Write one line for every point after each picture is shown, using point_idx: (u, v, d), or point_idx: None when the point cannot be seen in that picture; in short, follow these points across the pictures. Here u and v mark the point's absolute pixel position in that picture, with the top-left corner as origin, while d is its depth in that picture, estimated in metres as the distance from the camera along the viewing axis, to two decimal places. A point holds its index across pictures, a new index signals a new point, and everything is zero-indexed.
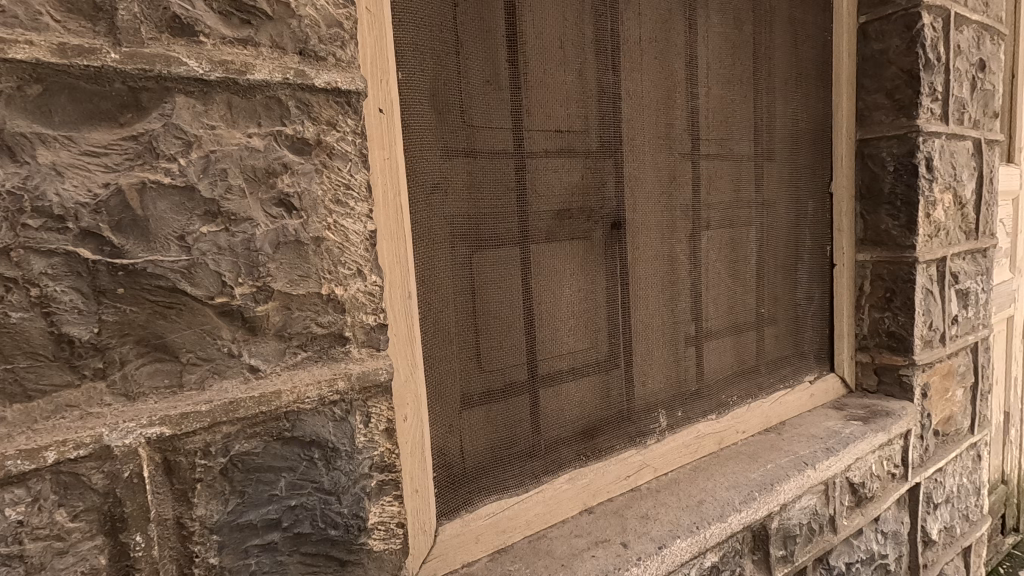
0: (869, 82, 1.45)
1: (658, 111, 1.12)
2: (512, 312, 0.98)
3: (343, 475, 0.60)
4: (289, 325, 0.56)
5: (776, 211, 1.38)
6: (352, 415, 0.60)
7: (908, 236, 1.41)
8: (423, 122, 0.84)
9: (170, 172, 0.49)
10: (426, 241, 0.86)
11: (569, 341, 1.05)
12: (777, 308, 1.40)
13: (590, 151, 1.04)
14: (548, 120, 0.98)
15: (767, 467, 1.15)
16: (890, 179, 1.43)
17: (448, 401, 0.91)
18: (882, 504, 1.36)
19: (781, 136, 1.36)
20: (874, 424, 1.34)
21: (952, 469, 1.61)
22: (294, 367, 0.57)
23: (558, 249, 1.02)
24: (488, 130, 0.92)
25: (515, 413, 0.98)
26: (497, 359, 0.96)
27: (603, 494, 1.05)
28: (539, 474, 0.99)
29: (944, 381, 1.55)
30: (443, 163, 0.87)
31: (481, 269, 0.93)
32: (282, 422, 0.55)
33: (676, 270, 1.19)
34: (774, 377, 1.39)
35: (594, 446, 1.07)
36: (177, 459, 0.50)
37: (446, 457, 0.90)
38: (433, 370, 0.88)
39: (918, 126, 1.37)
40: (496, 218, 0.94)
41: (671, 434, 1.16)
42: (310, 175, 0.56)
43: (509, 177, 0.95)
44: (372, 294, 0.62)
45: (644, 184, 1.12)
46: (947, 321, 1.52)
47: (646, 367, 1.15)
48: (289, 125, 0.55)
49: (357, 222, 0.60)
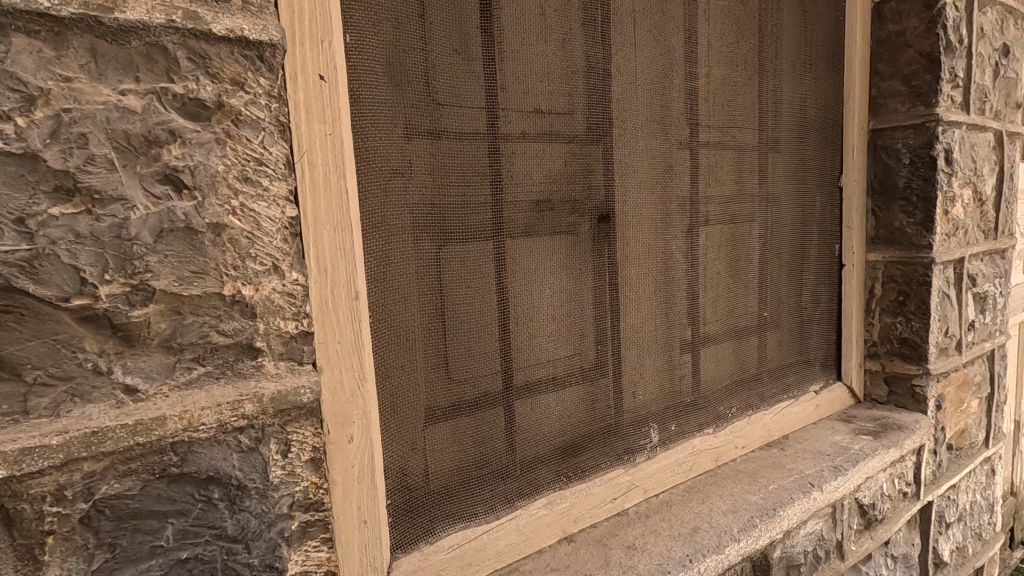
0: (884, 66, 1.34)
1: (652, 91, 1.01)
2: (484, 315, 0.86)
3: (254, 518, 0.49)
4: (180, 334, 0.45)
5: (781, 207, 1.26)
6: (265, 444, 0.49)
7: (924, 235, 1.30)
8: (377, 95, 0.72)
9: (2, 134, 0.37)
10: (382, 233, 0.75)
11: (550, 347, 0.94)
12: (781, 311, 1.28)
13: (576, 135, 0.92)
14: (526, 97, 0.87)
15: (770, 488, 1.04)
16: (905, 172, 1.32)
17: (408, 417, 0.79)
18: (893, 526, 1.25)
19: (788, 125, 1.25)
20: (885, 439, 1.23)
21: (965, 485, 1.50)
22: (188, 386, 0.46)
23: (537, 245, 0.91)
24: (456, 107, 0.80)
25: (487, 429, 0.87)
26: (467, 369, 0.85)
27: (586, 520, 0.93)
28: (513, 497, 0.88)
29: (959, 392, 1.44)
30: (403, 143, 0.76)
31: (448, 266, 0.82)
32: (167, 456, 0.44)
33: (671, 269, 1.08)
34: (777, 386, 1.27)
35: (576, 465, 0.96)
36: (18, 507, 0.39)
37: (406, 481, 0.79)
38: (390, 383, 0.77)
39: (937, 114, 1.25)
40: (466, 208, 0.83)
41: (663, 451, 1.05)
42: (207, 145, 0.45)
43: (480, 162, 0.83)
44: (293, 296, 0.50)
45: (636, 173, 1.00)
46: (963, 326, 1.41)
47: (636, 376, 1.04)
48: (179, 82, 0.44)
49: (271, 206, 0.49)
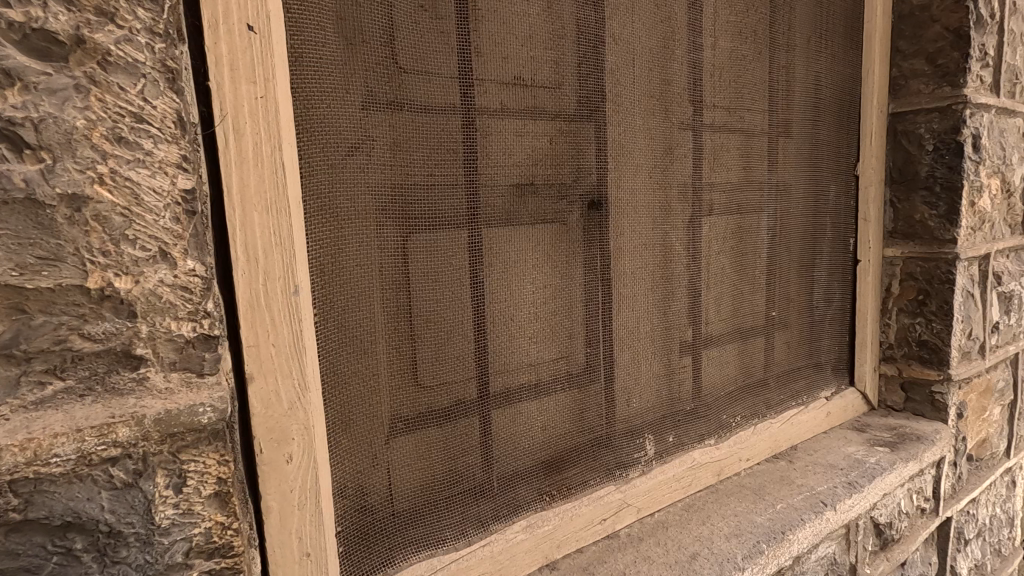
0: (905, 44, 1.23)
1: (652, 63, 0.90)
2: (456, 313, 0.76)
3: (133, 572, 0.38)
4: (26, 338, 0.35)
5: (793, 196, 1.15)
6: (149, 478, 0.39)
7: (947, 229, 1.19)
8: (326, 54, 0.62)
9: None
10: (333, 217, 0.64)
11: (533, 349, 0.84)
12: (790, 311, 1.18)
13: (564, 110, 0.81)
14: (505, 65, 0.76)
15: (777, 508, 0.94)
16: (927, 160, 1.21)
17: (365, 430, 0.69)
18: (910, 546, 1.15)
19: (801, 107, 1.14)
20: (903, 451, 1.13)
21: (985, 499, 1.40)
22: (38, 406, 0.36)
23: (517, 234, 0.80)
24: (423, 73, 0.69)
25: (459, 442, 0.77)
26: (436, 374, 0.75)
27: (571, 545, 0.83)
28: (487, 520, 0.78)
29: (980, 399, 1.33)
30: (360, 112, 0.65)
31: (414, 258, 0.71)
32: (4, 500, 0.34)
33: (670, 263, 0.97)
34: (785, 392, 1.17)
35: (562, 482, 0.85)
36: None
37: (364, 501, 0.69)
38: (344, 391, 0.67)
39: (965, 96, 1.14)
40: (435, 190, 0.72)
41: (659, 465, 0.95)
42: (61, 93, 0.35)
43: (452, 138, 0.73)
44: (188, 291, 0.40)
45: (632, 156, 0.90)
46: (987, 328, 1.30)
47: (631, 382, 0.93)
48: (18, 7, 0.33)
49: (155, 176, 0.38)
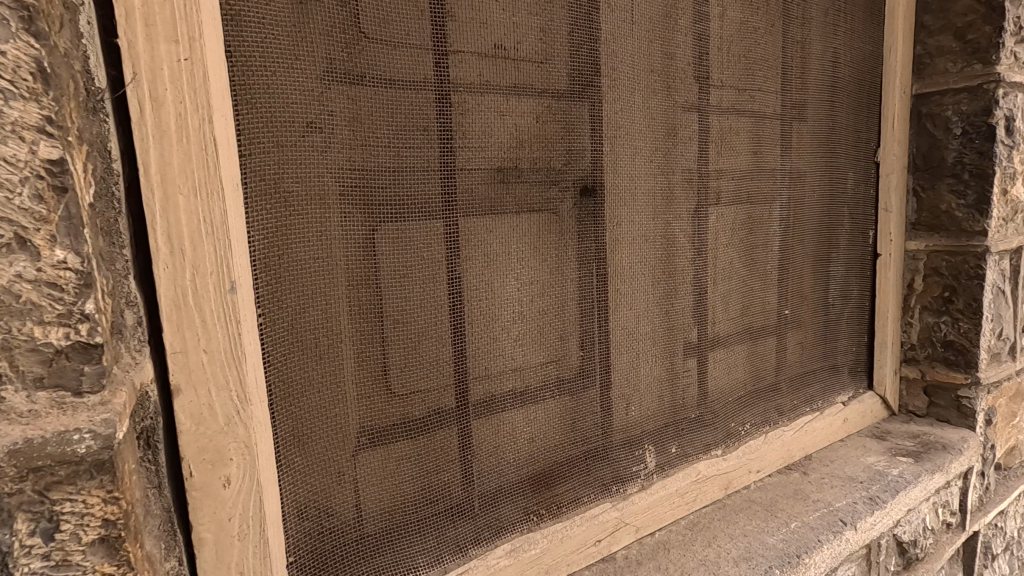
0: (931, 20, 1.13)
1: (652, 34, 0.81)
2: (430, 313, 0.67)
3: None
4: None
5: (807, 184, 1.06)
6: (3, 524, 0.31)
7: (976, 220, 1.10)
8: (270, 15, 0.53)
9: None
10: (283, 203, 0.56)
11: (519, 352, 0.75)
12: (804, 309, 1.09)
13: (554, 87, 0.73)
14: (485, 34, 0.67)
15: (791, 526, 0.85)
16: (955, 145, 1.11)
17: (325, 445, 0.61)
18: (934, 565, 1.06)
19: (817, 87, 1.05)
20: (927, 462, 1.04)
21: (1014, 510, 1.30)
22: None
23: (499, 224, 0.72)
24: (387, 40, 0.61)
25: (435, 456, 0.69)
26: (408, 381, 0.66)
27: (561, 570, 0.75)
28: (466, 544, 0.70)
29: (1010, 404, 1.24)
30: (314, 82, 0.57)
31: (382, 250, 0.63)
32: None
33: (673, 257, 0.88)
34: (799, 397, 1.08)
35: (552, 499, 0.77)
36: None
37: (324, 526, 0.61)
38: (299, 402, 0.59)
39: (998, 74, 1.04)
40: (404, 174, 0.64)
41: (660, 480, 0.86)
42: None
43: (424, 115, 0.64)
44: (58, 288, 0.32)
45: (630, 137, 0.81)
46: (1018, 327, 1.20)
47: (630, 389, 0.85)
48: None
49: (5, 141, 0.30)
